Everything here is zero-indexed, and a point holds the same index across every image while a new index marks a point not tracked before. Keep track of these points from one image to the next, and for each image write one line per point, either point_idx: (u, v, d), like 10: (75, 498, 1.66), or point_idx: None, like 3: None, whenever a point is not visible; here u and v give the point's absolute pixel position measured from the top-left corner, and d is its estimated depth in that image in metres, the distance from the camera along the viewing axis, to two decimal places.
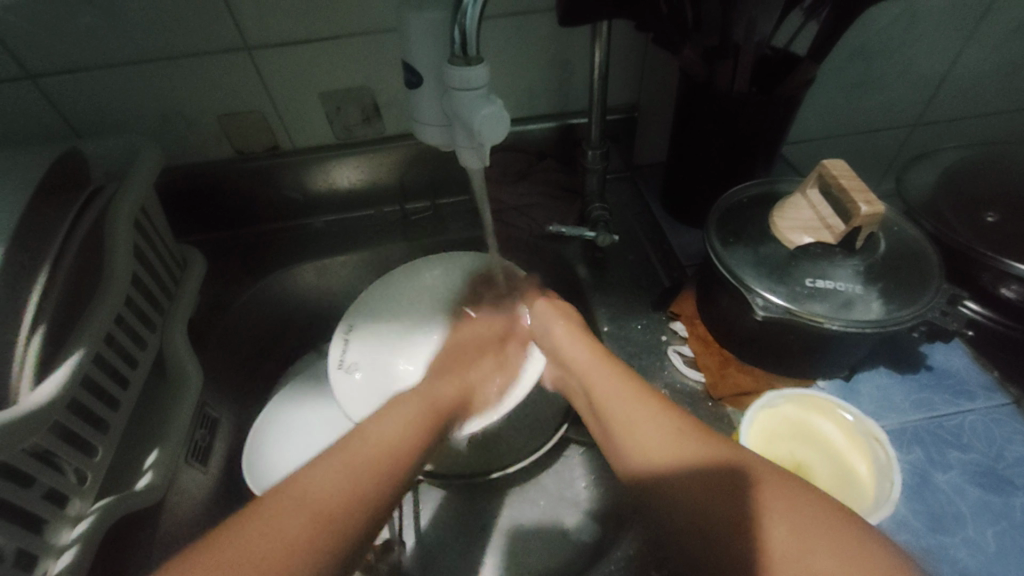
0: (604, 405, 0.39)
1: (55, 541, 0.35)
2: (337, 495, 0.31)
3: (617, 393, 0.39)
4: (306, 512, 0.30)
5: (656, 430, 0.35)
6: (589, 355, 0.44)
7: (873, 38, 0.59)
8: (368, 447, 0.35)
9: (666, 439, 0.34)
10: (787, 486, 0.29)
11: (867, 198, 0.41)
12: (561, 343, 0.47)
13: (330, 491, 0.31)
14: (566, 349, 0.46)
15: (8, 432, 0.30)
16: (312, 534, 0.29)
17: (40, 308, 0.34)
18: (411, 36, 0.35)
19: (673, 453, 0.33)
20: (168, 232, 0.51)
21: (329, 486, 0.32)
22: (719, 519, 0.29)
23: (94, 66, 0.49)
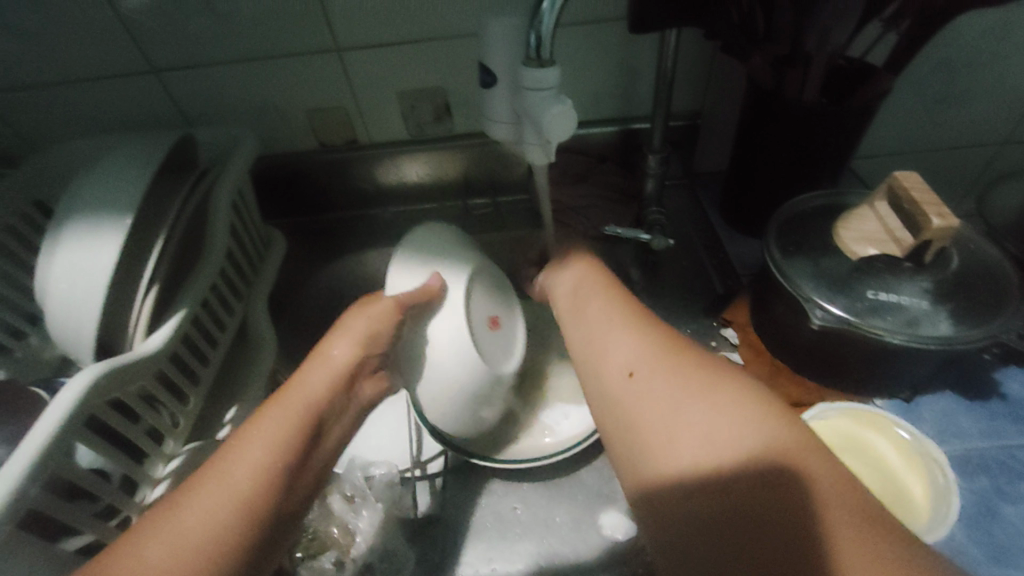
0: (600, 337, 0.37)
1: (151, 472, 0.39)
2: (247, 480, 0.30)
3: (619, 345, 0.34)
4: (224, 504, 0.28)
5: (653, 372, 0.32)
6: (590, 280, 0.42)
7: (962, 51, 0.57)
8: (268, 431, 0.33)
9: (661, 392, 0.30)
10: (827, 491, 0.24)
11: (941, 211, 0.39)
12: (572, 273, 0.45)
13: (240, 479, 0.30)
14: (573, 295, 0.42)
15: (126, 370, 0.35)
16: (244, 512, 0.29)
17: (155, 269, 0.40)
18: (489, 39, 0.38)
19: (680, 437, 0.28)
20: (256, 213, 0.56)
21: (237, 473, 0.30)
22: (742, 537, 0.24)
23: (206, 62, 0.56)
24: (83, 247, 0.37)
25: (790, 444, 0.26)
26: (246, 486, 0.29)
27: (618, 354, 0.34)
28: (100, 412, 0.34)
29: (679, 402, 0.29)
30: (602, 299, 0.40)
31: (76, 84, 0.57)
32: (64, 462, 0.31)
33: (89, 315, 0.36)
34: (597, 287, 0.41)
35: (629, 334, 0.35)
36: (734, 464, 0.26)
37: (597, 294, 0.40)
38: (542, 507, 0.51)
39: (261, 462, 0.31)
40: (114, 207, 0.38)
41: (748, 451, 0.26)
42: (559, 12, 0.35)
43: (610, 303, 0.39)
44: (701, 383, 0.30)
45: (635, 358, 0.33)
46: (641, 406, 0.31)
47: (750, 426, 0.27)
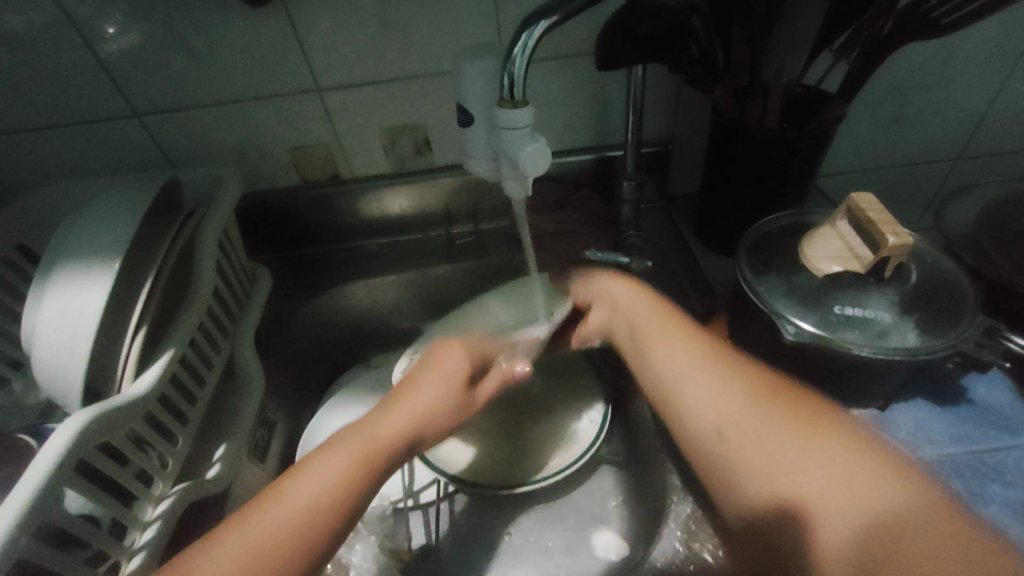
0: (672, 362, 0.41)
1: (140, 516, 0.39)
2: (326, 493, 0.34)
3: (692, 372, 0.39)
4: (301, 514, 0.33)
5: (733, 407, 0.36)
6: (648, 305, 0.46)
7: (909, 75, 0.61)
8: (335, 456, 0.36)
9: (732, 413, 0.36)
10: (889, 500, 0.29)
11: (895, 230, 0.42)
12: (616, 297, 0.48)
13: (320, 495, 0.34)
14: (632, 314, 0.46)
15: (115, 415, 0.35)
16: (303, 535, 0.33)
17: (143, 310, 0.40)
18: (466, 82, 0.40)
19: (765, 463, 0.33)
20: (242, 250, 0.57)
21: (320, 482, 0.35)
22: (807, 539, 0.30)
23: (191, 106, 0.57)
24: (71, 291, 0.37)
25: (874, 472, 0.30)
26: (328, 504, 0.34)
27: (704, 394, 0.38)
28: (89, 458, 0.34)
29: (760, 430, 0.35)
30: (653, 326, 0.44)
31: (60, 128, 0.57)
32: (53, 509, 0.31)
33: (77, 361, 0.36)
34: (654, 314, 0.45)
35: (702, 366, 0.40)
36: (815, 486, 0.31)
37: (658, 319, 0.44)
38: (534, 535, 0.52)
39: (342, 477, 0.35)
40: (102, 250, 0.39)
41: (831, 475, 0.31)
42: (530, 54, 0.37)
43: (671, 332, 0.43)
44: (779, 421, 0.34)
45: (713, 388, 0.38)
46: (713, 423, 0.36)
47: (832, 458, 0.31)
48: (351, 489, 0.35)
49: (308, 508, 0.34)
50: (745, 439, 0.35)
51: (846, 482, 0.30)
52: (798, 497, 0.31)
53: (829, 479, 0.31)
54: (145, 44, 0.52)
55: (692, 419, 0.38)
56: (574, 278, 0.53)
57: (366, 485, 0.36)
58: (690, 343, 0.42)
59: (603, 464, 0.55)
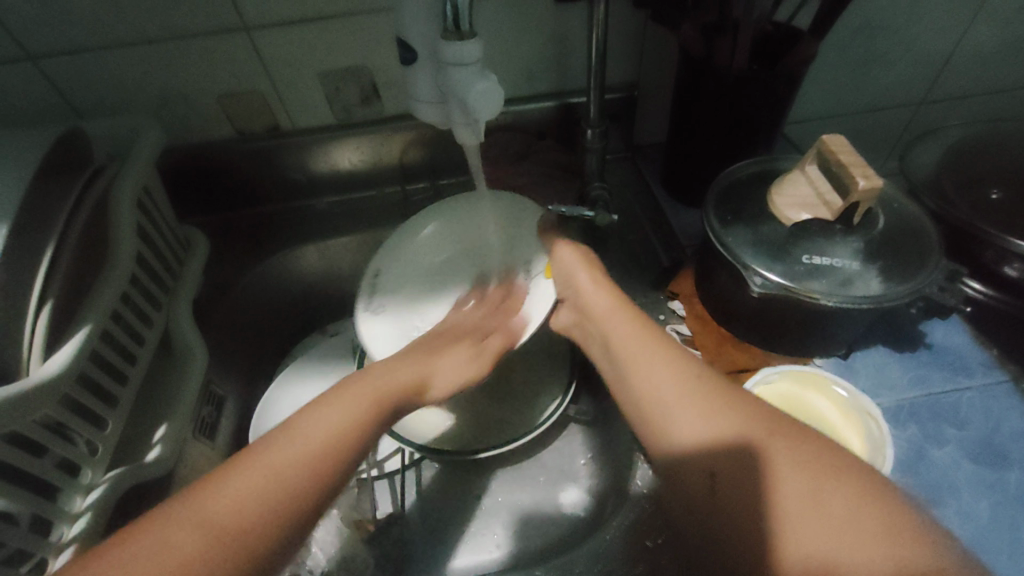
0: (631, 356, 0.38)
1: (68, 507, 0.36)
2: (278, 479, 0.31)
3: (636, 347, 0.39)
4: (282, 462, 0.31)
5: (687, 393, 0.34)
6: (614, 302, 0.43)
7: (879, 12, 0.58)
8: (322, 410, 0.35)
9: (668, 385, 0.35)
10: (811, 459, 0.29)
11: (865, 173, 0.40)
12: (582, 289, 0.45)
13: (268, 483, 0.30)
14: (585, 296, 0.45)
15: (19, 403, 0.31)
16: (291, 481, 0.31)
17: (47, 284, 0.35)
18: (405, 12, 0.35)
19: (699, 428, 0.33)
20: (171, 213, 0.52)
21: (279, 470, 0.31)
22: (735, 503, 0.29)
23: (95, 47, 0.50)
24: None
25: (825, 469, 0.28)
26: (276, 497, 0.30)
27: (646, 369, 0.37)
28: None
29: (712, 415, 0.33)
30: (619, 320, 0.41)
31: None
32: None
33: None
34: (619, 310, 0.42)
35: (659, 358, 0.37)
36: (764, 474, 0.29)
37: (626, 317, 0.41)
38: (503, 498, 0.51)
39: (302, 471, 0.31)
40: None
41: (781, 467, 0.29)
42: None
43: (633, 328, 0.40)
44: (732, 411, 0.33)
45: (674, 379, 0.35)
46: (652, 391, 0.36)
47: (792, 454, 0.29)
48: (311, 479, 0.31)
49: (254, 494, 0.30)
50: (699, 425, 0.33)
51: (805, 489, 0.28)
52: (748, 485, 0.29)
53: (776, 472, 0.29)
54: None
55: (648, 404, 0.36)
56: (552, 249, 0.49)
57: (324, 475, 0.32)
58: (653, 336, 0.39)
59: (571, 423, 0.54)
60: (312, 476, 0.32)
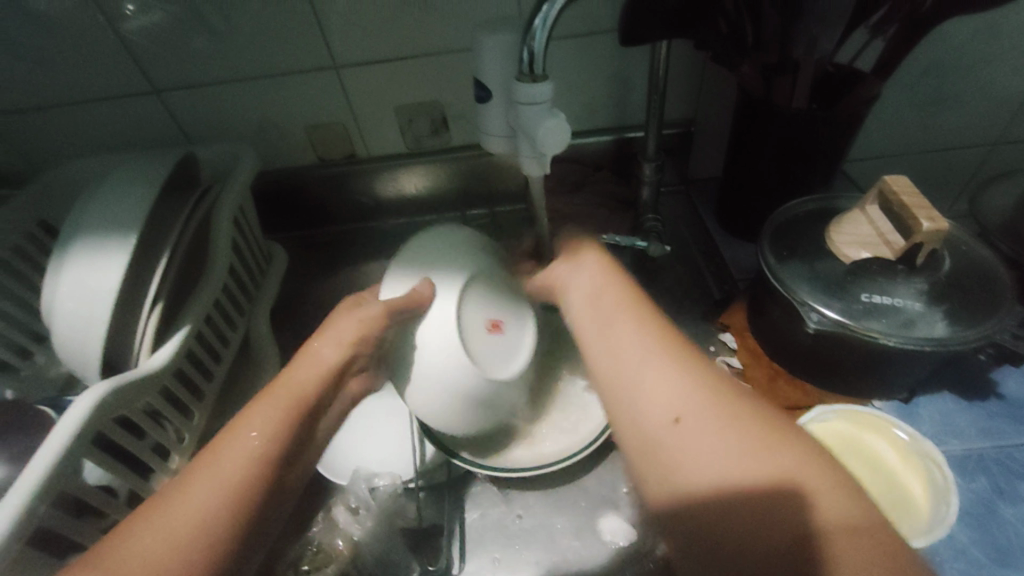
0: (607, 326, 0.35)
1: (157, 488, 0.40)
2: (190, 530, 0.27)
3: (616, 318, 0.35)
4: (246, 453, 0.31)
5: (707, 409, 0.28)
6: (597, 275, 0.40)
7: (946, 55, 0.58)
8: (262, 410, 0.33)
9: (649, 363, 0.31)
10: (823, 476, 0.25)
11: (931, 215, 0.40)
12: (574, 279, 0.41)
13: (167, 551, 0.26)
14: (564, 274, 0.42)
15: (130, 389, 0.36)
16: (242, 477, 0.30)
17: (159, 285, 0.41)
18: (483, 56, 0.39)
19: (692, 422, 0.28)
20: (258, 229, 0.57)
21: (192, 513, 0.28)
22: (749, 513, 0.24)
23: (207, 83, 0.57)
24: (86, 265, 0.37)
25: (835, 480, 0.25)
26: (188, 546, 0.27)
27: (624, 345, 0.33)
28: (107, 429, 0.35)
29: (733, 435, 0.26)
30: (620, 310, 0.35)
31: (81, 104, 0.58)
32: (72, 477, 0.32)
33: (95, 335, 0.37)
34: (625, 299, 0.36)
35: (673, 359, 0.31)
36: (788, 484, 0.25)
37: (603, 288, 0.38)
38: (544, 514, 0.51)
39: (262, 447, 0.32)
40: (117, 226, 0.39)
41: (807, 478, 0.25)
42: (551, 28, 0.36)
43: (618, 300, 0.36)
44: (751, 422, 0.27)
45: (684, 388, 0.29)
46: (630, 368, 0.32)
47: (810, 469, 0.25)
48: (225, 520, 0.28)
49: (182, 523, 0.27)
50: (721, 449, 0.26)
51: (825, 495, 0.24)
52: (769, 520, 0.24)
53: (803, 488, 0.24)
54: (159, 18, 0.52)
55: (648, 417, 0.29)
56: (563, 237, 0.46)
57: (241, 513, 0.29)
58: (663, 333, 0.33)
59: (614, 452, 0.55)
60: (242, 498, 0.30)
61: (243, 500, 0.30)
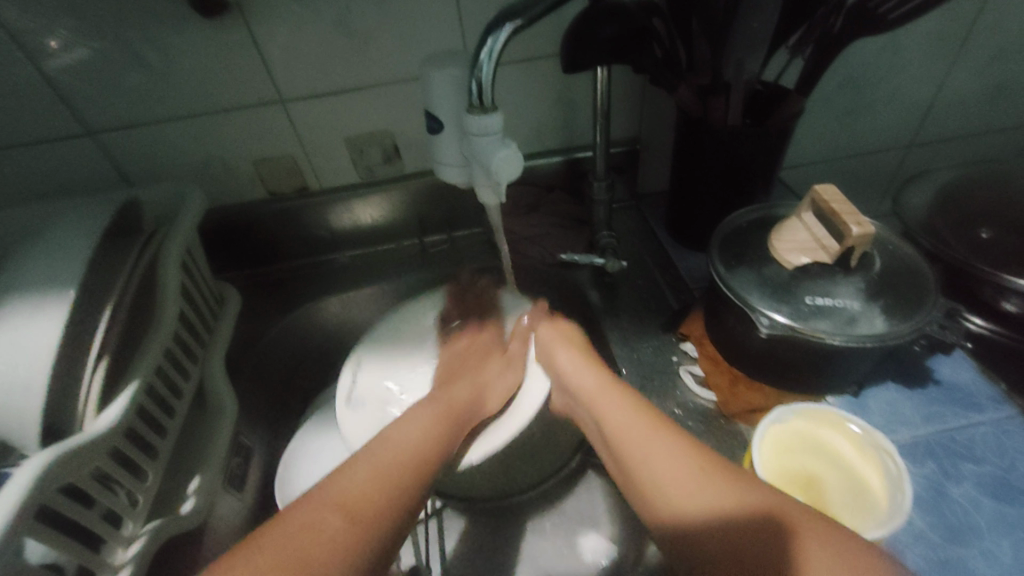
0: (619, 424, 0.41)
1: (111, 560, 0.38)
2: (336, 520, 0.34)
3: (625, 418, 0.41)
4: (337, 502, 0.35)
5: (677, 468, 0.36)
6: (599, 380, 0.45)
7: (857, 69, 0.63)
8: (348, 475, 0.37)
9: (659, 446, 0.38)
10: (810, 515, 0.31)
11: (858, 220, 0.43)
12: (568, 370, 0.48)
13: (393, 457, 0.39)
14: (571, 376, 0.47)
15: (75, 455, 0.34)
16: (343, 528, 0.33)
17: (103, 341, 0.38)
18: (433, 90, 0.40)
19: (690, 484, 0.35)
20: (208, 270, 0.55)
21: (329, 513, 0.34)
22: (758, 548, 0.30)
23: (144, 122, 0.55)
24: (21, 324, 0.35)
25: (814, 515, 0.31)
26: (411, 459, 0.39)
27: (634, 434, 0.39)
28: (51, 501, 0.32)
29: (699, 488, 0.34)
30: (607, 392, 0.44)
31: (2, 150, 0.54)
32: (13, 560, 0.29)
33: (30, 401, 0.34)
34: (609, 390, 0.44)
35: (658, 435, 0.39)
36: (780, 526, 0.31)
37: (610, 393, 0.44)
38: (523, 545, 0.51)
39: (356, 500, 0.35)
40: (54, 282, 0.37)
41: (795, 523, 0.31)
42: (496, 60, 0.37)
43: (625, 403, 0.42)
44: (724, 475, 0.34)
45: (670, 452, 0.37)
46: (638, 446, 0.38)
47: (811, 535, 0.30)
48: (363, 524, 0.34)
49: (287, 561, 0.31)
50: (701, 498, 0.34)
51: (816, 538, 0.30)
52: (737, 521, 0.32)
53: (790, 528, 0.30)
54: (88, 56, 0.49)
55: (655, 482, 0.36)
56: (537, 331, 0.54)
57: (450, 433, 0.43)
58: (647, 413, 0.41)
59: (590, 469, 0.55)
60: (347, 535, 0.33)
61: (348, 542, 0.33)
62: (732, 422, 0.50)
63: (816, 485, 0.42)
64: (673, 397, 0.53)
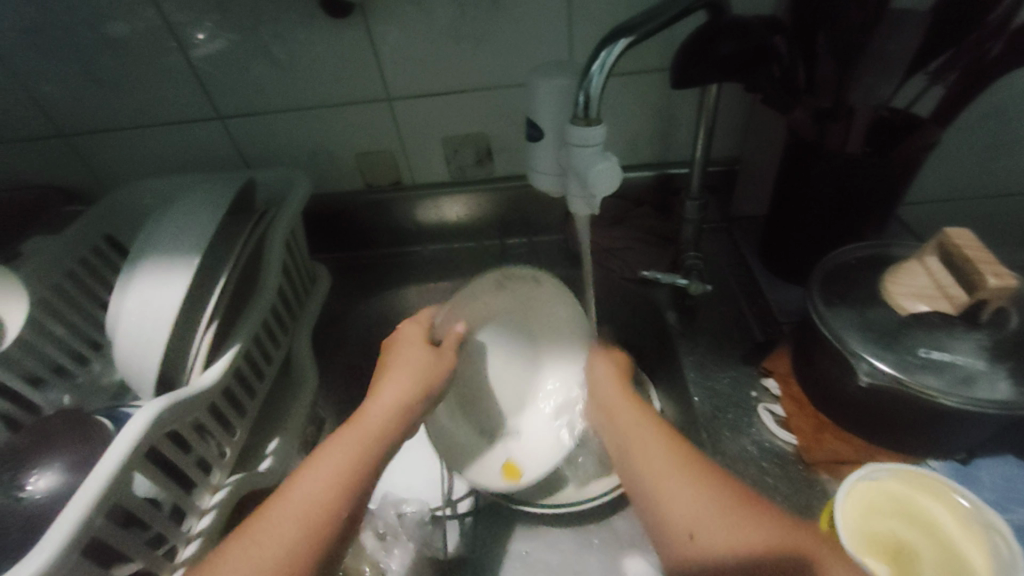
0: (640, 453, 0.39)
1: (198, 503, 0.41)
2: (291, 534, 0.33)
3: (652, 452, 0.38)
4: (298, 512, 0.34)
5: (692, 501, 0.34)
6: (637, 415, 0.42)
7: (1003, 101, 0.56)
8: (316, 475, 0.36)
9: (678, 485, 0.35)
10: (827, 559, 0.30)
11: (996, 271, 0.39)
12: (607, 400, 0.46)
13: (326, 487, 0.36)
14: (611, 406, 0.45)
15: (184, 405, 0.37)
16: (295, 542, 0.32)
17: (216, 306, 0.42)
18: (538, 96, 0.40)
19: (702, 519, 0.33)
20: (305, 251, 0.59)
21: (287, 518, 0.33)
22: None
23: (266, 110, 0.60)
24: (151, 285, 0.39)
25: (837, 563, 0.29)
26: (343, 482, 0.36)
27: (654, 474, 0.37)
28: (158, 443, 0.36)
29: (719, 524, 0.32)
30: (638, 424, 0.41)
31: (148, 126, 0.61)
32: (124, 491, 0.33)
33: (153, 351, 0.38)
34: (640, 421, 0.42)
35: (676, 473, 0.36)
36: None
37: (641, 427, 0.41)
38: (568, 558, 0.49)
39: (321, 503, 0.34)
40: (182, 248, 0.41)
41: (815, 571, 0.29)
42: (607, 73, 0.36)
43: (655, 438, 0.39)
44: (746, 514, 0.32)
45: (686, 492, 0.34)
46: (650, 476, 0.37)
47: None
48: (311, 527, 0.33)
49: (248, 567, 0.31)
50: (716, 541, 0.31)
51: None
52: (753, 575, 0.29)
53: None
54: (226, 47, 0.55)
55: (673, 531, 0.33)
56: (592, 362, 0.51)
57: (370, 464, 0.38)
58: (677, 451, 0.38)
59: None
60: (302, 541, 0.33)
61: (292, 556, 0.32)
62: (813, 472, 0.47)
63: (908, 555, 0.38)
64: (748, 434, 0.50)
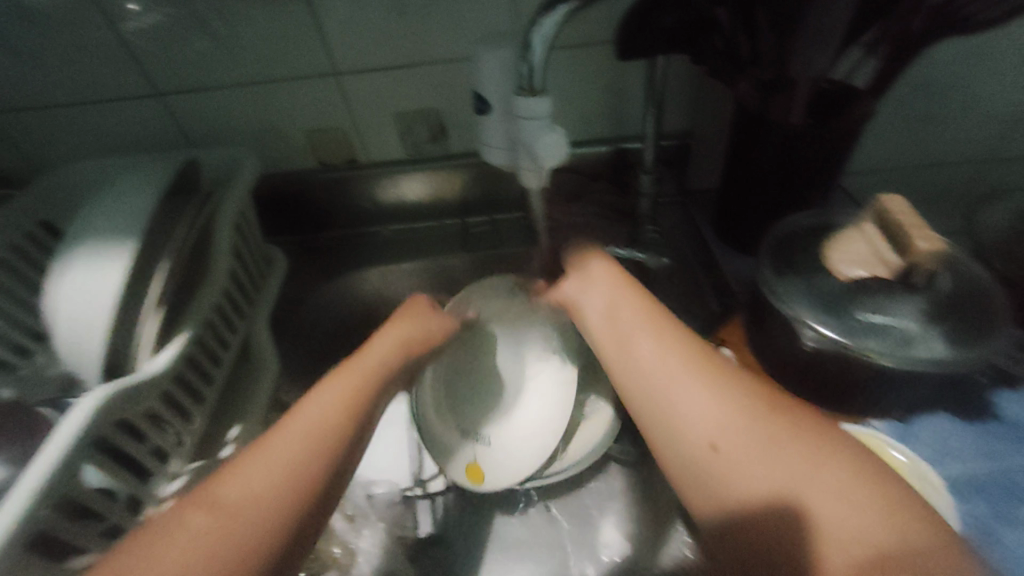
0: (645, 361, 0.37)
1: (156, 492, 0.41)
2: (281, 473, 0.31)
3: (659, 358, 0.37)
4: (296, 451, 0.33)
5: (705, 413, 0.33)
6: (644, 315, 0.40)
7: (936, 73, 0.59)
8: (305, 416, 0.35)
9: (690, 395, 0.34)
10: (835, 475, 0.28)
11: (927, 234, 0.40)
12: (602, 308, 0.43)
13: (315, 426, 0.34)
14: (612, 309, 0.42)
15: (134, 392, 0.36)
16: (287, 479, 0.31)
17: (161, 292, 0.41)
18: (484, 70, 0.40)
19: (716, 428, 0.32)
20: (258, 233, 0.57)
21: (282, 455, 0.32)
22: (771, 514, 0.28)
23: (208, 87, 0.57)
24: (88, 270, 0.38)
25: (843, 467, 0.29)
26: (334, 423, 0.35)
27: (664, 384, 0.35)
28: (106, 431, 0.35)
29: (736, 438, 0.31)
30: (644, 327, 0.39)
31: (81, 106, 0.58)
32: (72, 481, 0.33)
33: (94, 340, 0.37)
34: (643, 322, 0.40)
35: (687, 383, 0.35)
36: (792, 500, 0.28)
37: (647, 329, 0.39)
38: (539, 528, 0.51)
39: (316, 440, 0.34)
40: (119, 232, 0.39)
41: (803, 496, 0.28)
42: (549, 44, 0.36)
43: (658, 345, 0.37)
44: (762, 427, 0.31)
45: (700, 405, 0.34)
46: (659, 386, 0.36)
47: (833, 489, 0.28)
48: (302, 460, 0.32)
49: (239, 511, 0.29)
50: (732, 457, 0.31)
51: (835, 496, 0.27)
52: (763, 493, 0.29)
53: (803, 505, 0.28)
54: (159, 20, 0.52)
55: (692, 441, 0.33)
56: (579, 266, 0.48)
57: (362, 409, 0.37)
58: (689, 357, 0.36)
59: (612, 462, 0.54)
60: (303, 472, 0.32)
61: (294, 488, 0.31)
62: None
63: None
64: None
